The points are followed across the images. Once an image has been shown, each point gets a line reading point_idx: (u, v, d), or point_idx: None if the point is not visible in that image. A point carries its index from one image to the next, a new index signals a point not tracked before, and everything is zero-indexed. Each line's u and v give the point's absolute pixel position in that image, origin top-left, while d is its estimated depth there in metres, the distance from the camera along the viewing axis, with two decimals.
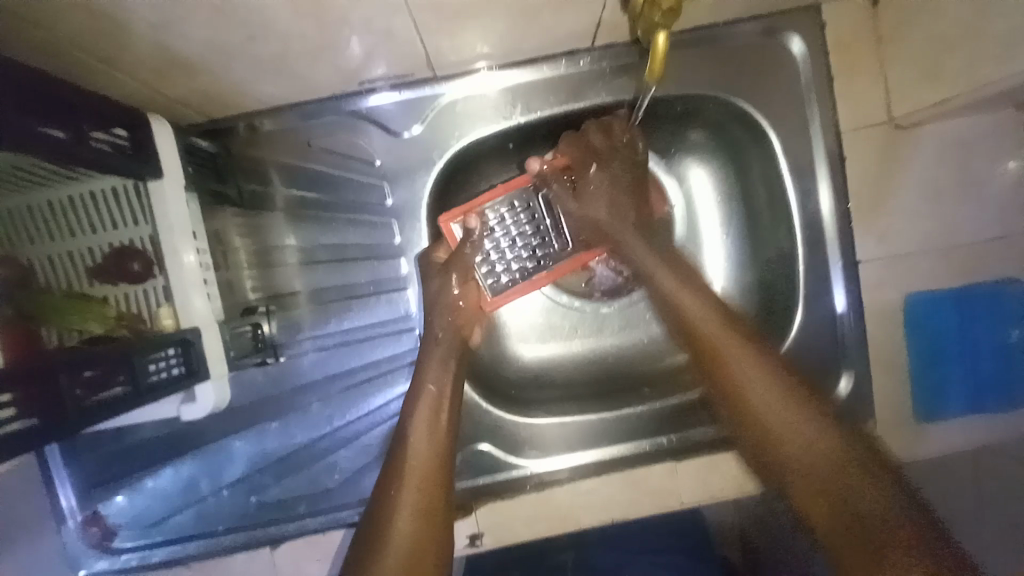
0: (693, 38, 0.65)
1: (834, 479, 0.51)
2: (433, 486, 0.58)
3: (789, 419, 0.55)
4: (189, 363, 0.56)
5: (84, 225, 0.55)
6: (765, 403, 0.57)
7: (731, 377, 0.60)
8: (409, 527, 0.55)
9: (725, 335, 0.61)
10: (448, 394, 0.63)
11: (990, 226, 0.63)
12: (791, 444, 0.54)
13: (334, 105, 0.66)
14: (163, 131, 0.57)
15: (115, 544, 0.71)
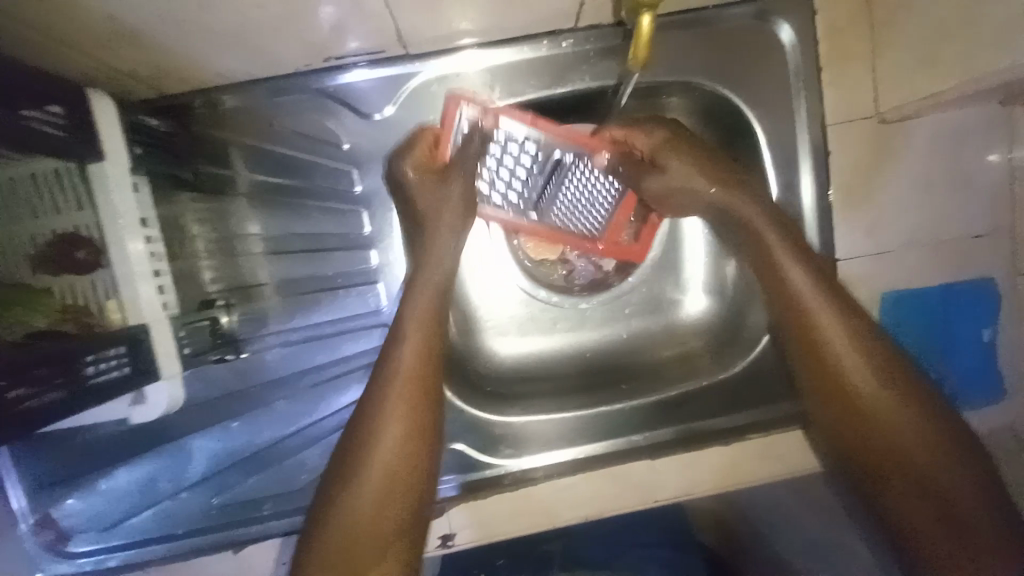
0: (680, 20, 0.62)
1: (922, 442, 0.56)
2: (411, 441, 0.58)
3: (902, 411, 0.57)
4: (139, 361, 0.53)
5: (23, 209, 0.50)
6: (865, 373, 0.58)
7: (840, 367, 0.58)
8: (385, 480, 0.57)
9: (836, 324, 0.59)
10: (425, 351, 0.60)
11: (974, 222, 0.63)
12: (882, 410, 0.57)
13: (299, 82, 0.60)
14: (103, 107, 0.52)
15: (71, 547, 0.67)
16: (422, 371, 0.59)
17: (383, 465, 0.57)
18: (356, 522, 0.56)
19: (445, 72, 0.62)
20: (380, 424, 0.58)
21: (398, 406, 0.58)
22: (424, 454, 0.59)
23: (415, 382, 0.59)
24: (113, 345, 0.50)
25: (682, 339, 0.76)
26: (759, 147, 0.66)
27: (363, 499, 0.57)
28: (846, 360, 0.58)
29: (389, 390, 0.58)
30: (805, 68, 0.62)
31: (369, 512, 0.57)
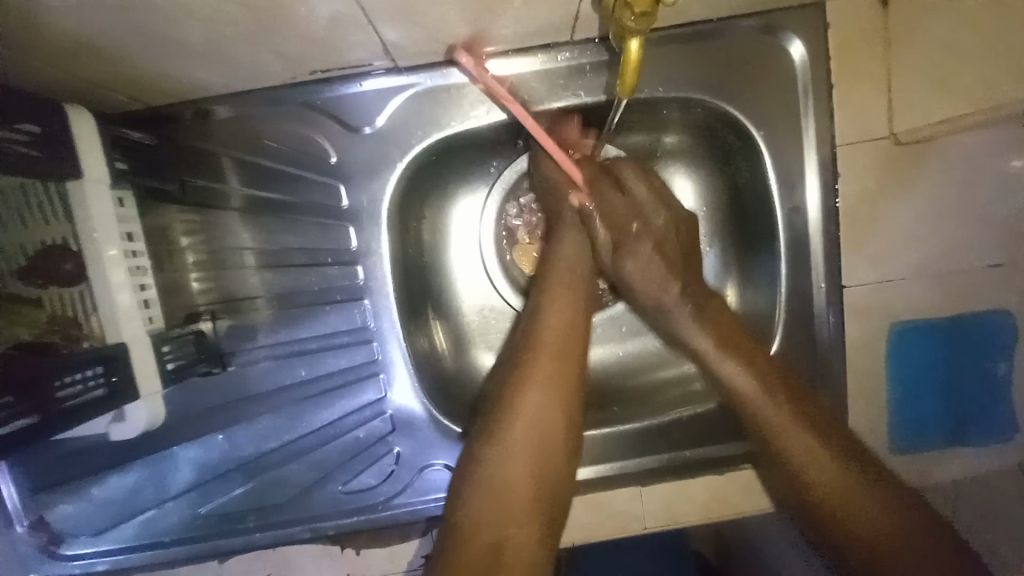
0: (680, 34, 0.59)
1: (873, 504, 0.55)
2: (560, 403, 0.59)
3: (851, 480, 0.56)
4: (116, 381, 0.53)
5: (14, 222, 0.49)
6: (802, 432, 0.58)
7: (784, 445, 0.58)
8: (531, 438, 0.57)
9: (771, 398, 0.60)
10: (574, 317, 0.63)
11: (992, 253, 0.59)
12: (827, 470, 0.57)
13: (287, 94, 0.60)
14: (82, 120, 0.51)
15: (63, 550, 0.67)
16: (569, 334, 0.61)
17: (525, 428, 0.57)
18: (502, 480, 0.56)
19: (438, 88, 0.61)
20: (525, 383, 0.59)
21: (543, 372, 0.59)
22: (573, 417, 0.59)
23: (563, 345, 0.61)
24: (89, 366, 0.50)
25: (675, 362, 0.73)
26: (764, 168, 0.62)
27: (508, 458, 0.56)
28: (780, 423, 0.59)
29: (532, 359, 0.60)
30: (815, 86, 0.59)
31: (515, 472, 0.56)
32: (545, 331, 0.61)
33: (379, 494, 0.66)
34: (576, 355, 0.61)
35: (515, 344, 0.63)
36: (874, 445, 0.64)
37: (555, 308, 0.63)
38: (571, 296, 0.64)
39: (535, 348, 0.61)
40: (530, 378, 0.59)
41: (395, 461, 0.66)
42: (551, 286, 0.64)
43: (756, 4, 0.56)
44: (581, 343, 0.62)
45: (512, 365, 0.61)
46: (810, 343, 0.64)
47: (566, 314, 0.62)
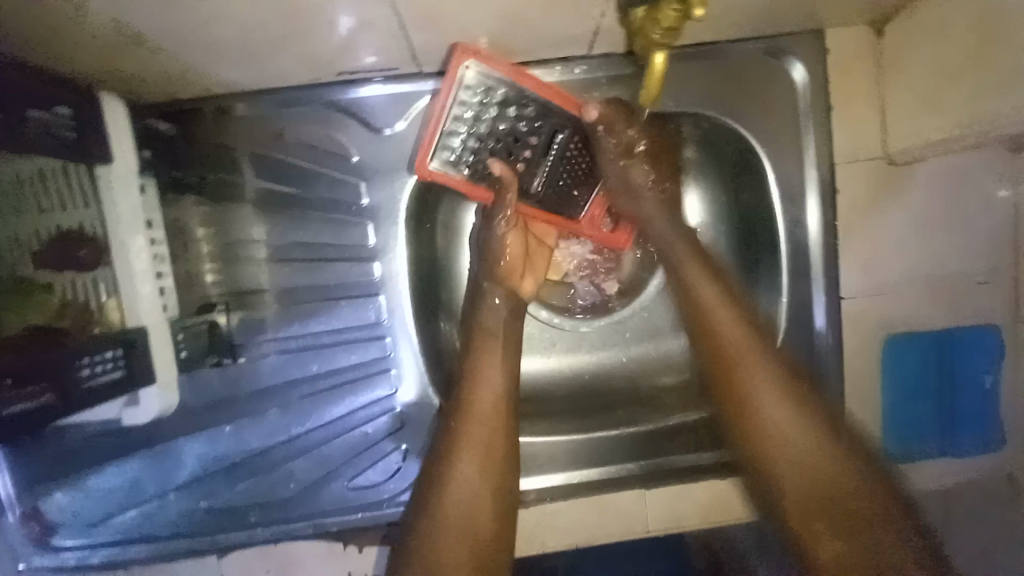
0: (692, 53, 0.62)
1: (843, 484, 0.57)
2: (488, 478, 0.60)
3: (814, 456, 0.58)
4: (133, 364, 0.54)
5: (30, 206, 0.50)
6: (777, 408, 0.60)
7: (757, 408, 0.61)
8: (461, 514, 0.59)
9: (750, 362, 0.61)
10: (502, 386, 0.63)
11: (978, 268, 0.62)
12: (793, 442, 0.58)
13: (313, 93, 0.62)
14: (114, 109, 0.54)
15: (55, 542, 0.66)
16: (496, 407, 0.62)
17: (457, 497, 0.59)
18: (436, 564, 0.57)
19: None
20: (455, 462, 0.60)
21: (472, 439, 0.61)
22: (502, 493, 0.61)
23: (491, 419, 0.61)
24: (108, 348, 0.50)
25: (680, 367, 0.75)
26: (767, 181, 0.65)
27: (442, 537, 0.58)
28: (759, 397, 0.60)
29: (460, 427, 0.61)
30: (816, 107, 0.63)
31: (450, 552, 0.57)
32: (473, 406, 0.62)
33: (384, 492, 0.66)
34: (503, 428, 0.62)
35: (444, 419, 0.63)
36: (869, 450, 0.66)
37: (485, 382, 0.63)
38: (501, 369, 0.64)
39: (461, 426, 0.61)
40: (456, 454, 0.60)
41: (402, 457, 0.66)
42: (486, 347, 0.64)
43: (763, 30, 0.60)
44: (509, 416, 0.63)
45: (441, 441, 0.62)
46: (808, 350, 0.67)
47: (494, 388, 0.63)
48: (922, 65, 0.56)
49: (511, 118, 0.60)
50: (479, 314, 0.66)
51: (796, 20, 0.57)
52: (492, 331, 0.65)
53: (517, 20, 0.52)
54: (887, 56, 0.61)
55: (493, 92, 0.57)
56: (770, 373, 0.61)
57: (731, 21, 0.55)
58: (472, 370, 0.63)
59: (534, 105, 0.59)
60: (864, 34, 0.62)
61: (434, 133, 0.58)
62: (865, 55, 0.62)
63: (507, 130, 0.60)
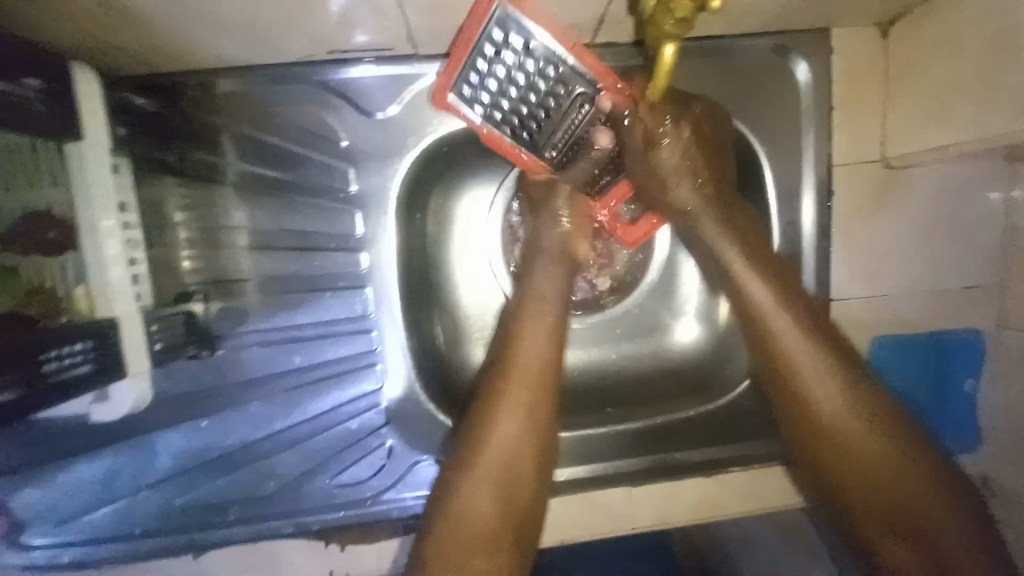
0: (696, 47, 0.61)
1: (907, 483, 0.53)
2: (525, 439, 0.58)
3: (881, 456, 0.54)
4: (105, 358, 0.50)
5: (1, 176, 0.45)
6: (841, 404, 0.56)
7: (816, 408, 0.56)
8: (494, 473, 0.57)
9: (812, 357, 0.57)
10: (546, 348, 0.60)
11: (967, 275, 0.63)
12: (858, 439, 0.55)
13: (301, 73, 0.59)
14: (88, 82, 0.49)
15: (25, 539, 0.62)
16: (541, 367, 0.60)
17: (495, 454, 0.57)
18: (467, 518, 0.55)
19: None
20: (491, 420, 0.58)
21: (516, 400, 0.58)
22: (537, 457, 0.58)
23: (534, 379, 0.59)
24: (77, 340, 0.47)
25: (671, 365, 0.75)
26: (766, 181, 0.64)
27: (472, 494, 0.56)
28: (820, 393, 0.56)
29: (503, 385, 0.59)
30: (818, 107, 0.62)
31: (479, 509, 0.56)
32: (516, 365, 0.60)
33: (368, 489, 0.64)
34: (546, 389, 0.59)
35: (486, 373, 0.61)
36: None
37: (528, 341, 0.61)
38: (547, 328, 0.61)
39: (502, 382, 0.59)
40: (497, 411, 0.58)
41: (388, 454, 0.65)
42: (527, 308, 0.63)
43: (770, 26, 0.59)
44: (553, 378, 0.60)
45: (480, 397, 0.60)
46: None
47: (539, 347, 0.60)
48: (928, 69, 0.55)
49: (542, 73, 0.57)
50: (531, 279, 0.64)
51: (804, 17, 0.56)
52: (541, 293, 0.63)
53: None
54: (891, 59, 0.60)
55: (529, 40, 0.54)
56: (830, 365, 0.57)
57: (739, 16, 0.54)
58: (517, 329, 0.61)
59: (569, 69, 0.57)
60: (870, 35, 0.61)
61: (457, 66, 0.57)
62: (870, 57, 0.61)
63: (535, 85, 0.58)
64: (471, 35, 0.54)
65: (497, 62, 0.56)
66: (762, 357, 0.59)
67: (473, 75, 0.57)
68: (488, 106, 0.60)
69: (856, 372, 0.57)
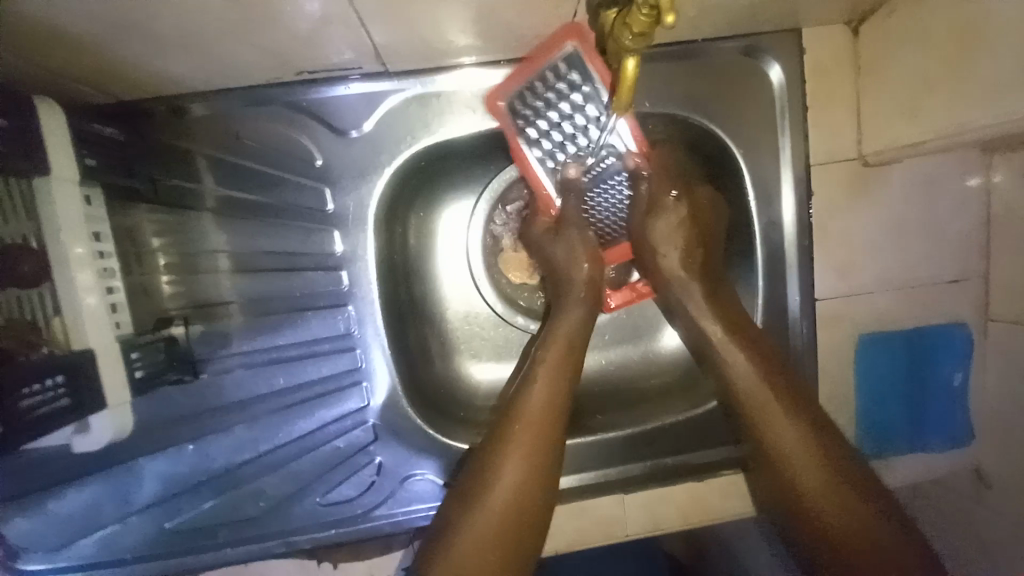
0: (667, 52, 0.61)
1: (854, 530, 0.53)
2: (533, 486, 0.56)
3: (832, 499, 0.54)
4: (81, 391, 0.50)
5: None
6: (785, 425, 0.58)
7: (772, 445, 0.58)
8: (501, 522, 0.54)
9: (769, 396, 0.59)
10: (556, 393, 0.59)
11: (948, 268, 0.63)
12: (800, 462, 0.56)
13: (273, 94, 0.59)
14: (52, 112, 0.49)
15: (22, 564, 0.63)
16: (553, 411, 0.58)
17: (499, 503, 0.55)
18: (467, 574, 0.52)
19: (428, 94, 0.61)
20: (500, 465, 0.56)
21: (522, 446, 0.57)
22: (543, 507, 0.56)
23: (542, 425, 0.57)
24: (46, 377, 0.46)
25: (659, 369, 0.75)
26: (743, 181, 0.64)
27: (474, 547, 0.53)
28: (766, 415, 0.59)
29: (513, 429, 0.57)
30: (793, 107, 0.62)
31: (483, 563, 0.53)
32: (528, 408, 0.58)
33: (358, 507, 0.64)
34: (555, 437, 0.58)
35: (496, 418, 0.60)
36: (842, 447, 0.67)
37: (540, 385, 0.59)
38: (557, 375, 0.60)
39: (513, 427, 0.58)
40: (502, 458, 0.56)
41: (377, 471, 0.64)
42: (545, 353, 0.61)
43: (738, 28, 0.58)
44: (560, 426, 0.58)
45: (490, 442, 0.58)
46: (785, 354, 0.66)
47: (551, 393, 0.59)
48: (898, 66, 0.55)
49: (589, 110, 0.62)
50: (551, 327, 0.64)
51: (772, 17, 0.56)
52: (555, 336, 0.62)
53: (484, 18, 0.49)
54: (863, 56, 0.60)
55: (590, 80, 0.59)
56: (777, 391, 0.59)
57: (706, 20, 0.54)
58: (528, 373, 0.60)
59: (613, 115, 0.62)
60: (841, 32, 0.61)
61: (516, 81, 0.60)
62: (841, 54, 0.61)
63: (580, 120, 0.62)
64: (540, 55, 0.58)
65: (557, 89, 0.60)
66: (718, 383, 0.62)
67: (525, 93, 0.60)
68: (530, 123, 0.63)
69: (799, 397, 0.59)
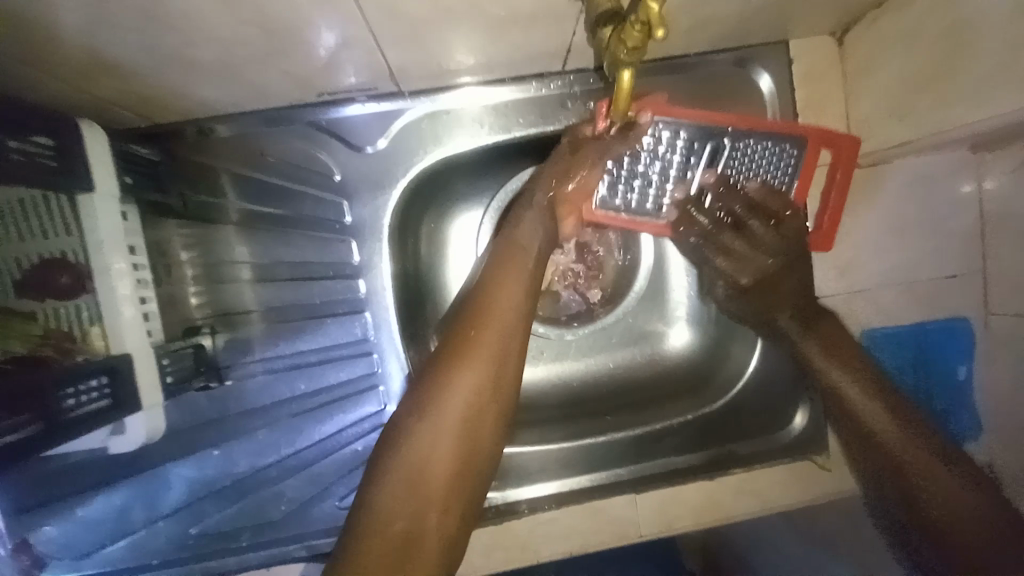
0: (663, 65, 0.64)
1: (937, 485, 0.56)
2: (492, 389, 0.56)
3: (913, 460, 0.58)
4: (118, 394, 0.53)
5: (12, 234, 0.50)
6: (867, 403, 0.62)
7: (845, 405, 0.63)
8: (460, 423, 0.55)
9: (837, 362, 0.64)
10: (523, 297, 0.60)
11: (948, 263, 0.65)
12: (888, 443, 0.59)
13: (293, 115, 0.63)
14: (95, 134, 0.52)
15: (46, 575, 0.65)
16: (515, 312, 0.59)
17: (460, 404, 0.55)
18: (425, 465, 0.53)
19: (437, 111, 0.65)
20: (460, 367, 0.56)
21: (487, 348, 0.57)
22: (503, 405, 0.57)
23: (507, 328, 0.58)
24: (92, 377, 0.49)
25: (667, 369, 0.77)
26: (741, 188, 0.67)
27: (431, 449, 0.54)
28: (858, 408, 0.62)
29: (474, 332, 0.57)
30: (784, 114, 0.65)
31: (436, 465, 0.54)
32: (491, 312, 0.58)
33: None
34: (518, 346, 0.58)
35: (458, 318, 0.59)
36: None
37: (505, 291, 0.60)
38: (520, 283, 0.60)
39: (474, 326, 0.58)
40: (467, 361, 0.56)
41: None
42: (506, 262, 0.61)
43: (728, 42, 0.62)
44: (523, 335, 0.59)
45: (450, 340, 0.58)
46: (789, 353, 0.69)
47: (516, 299, 0.59)
48: (882, 71, 0.58)
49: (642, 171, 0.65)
50: (515, 225, 0.63)
51: (760, 30, 0.60)
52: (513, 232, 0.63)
53: (489, 37, 0.53)
54: (849, 63, 0.63)
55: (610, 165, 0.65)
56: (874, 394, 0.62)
57: (697, 35, 0.57)
58: (493, 280, 0.60)
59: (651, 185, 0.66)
60: (827, 42, 0.64)
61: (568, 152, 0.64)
62: (827, 64, 0.64)
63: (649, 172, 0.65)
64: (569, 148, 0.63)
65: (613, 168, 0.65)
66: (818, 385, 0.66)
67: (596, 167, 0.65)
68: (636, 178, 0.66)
69: (891, 392, 0.61)
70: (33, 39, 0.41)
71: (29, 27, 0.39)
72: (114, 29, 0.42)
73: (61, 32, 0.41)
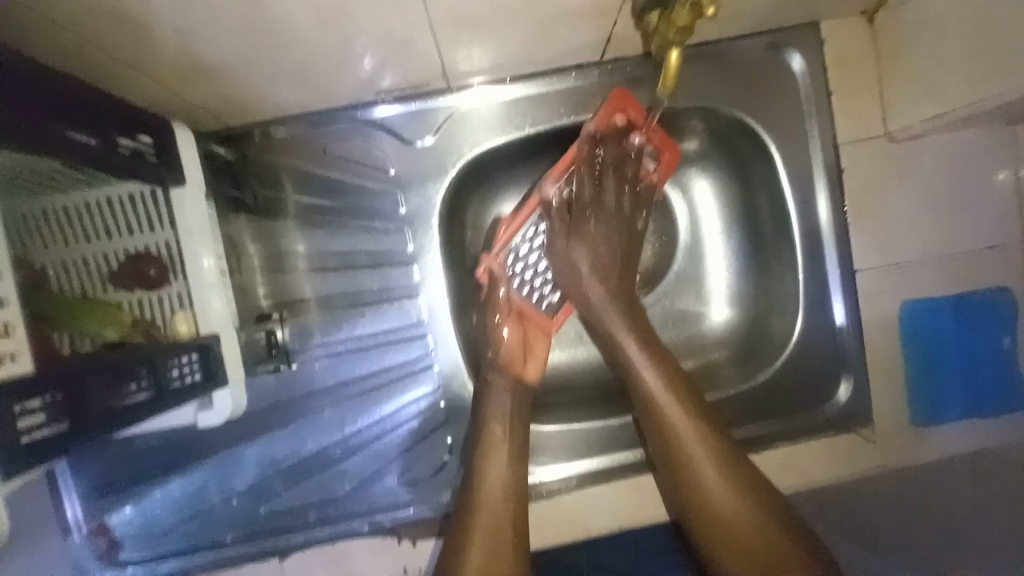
0: (699, 52, 0.67)
1: (760, 523, 0.61)
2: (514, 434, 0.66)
3: (726, 491, 0.62)
4: (209, 369, 0.58)
5: (101, 230, 0.55)
6: (689, 432, 0.64)
7: (663, 423, 0.65)
8: (501, 463, 0.64)
9: (666, 392, 0.66)
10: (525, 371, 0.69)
11: (988, 234, 0.66)
12: (707, 478, 0.63)
13: (350, 114, 0.67)
14: (185, 138, 0.58)
15: (121, 556, 0.69)
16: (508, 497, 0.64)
17: (498, 452, 0.65)
18: (484, 504, 0.63)
19: (482, 104, 0.69)
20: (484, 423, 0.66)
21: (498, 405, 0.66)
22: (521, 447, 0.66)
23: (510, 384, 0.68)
24: (186, 353, 0.54)
25: (706, 351, 0.79)
26: (777, 168, 0.69)
27: (488, 489, 0.64)
28: (679, 427, 0.65)
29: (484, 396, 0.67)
30: (818, 94, 0.68)
31: (500, 508, 0.63)
32: (480, 496, 0.64)
33: (432, 484, 0.69)
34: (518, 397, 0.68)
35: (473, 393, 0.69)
36: (896, 419, 0.70)
37: (495, 459, 0.65)
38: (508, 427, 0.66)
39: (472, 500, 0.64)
40: (484, 419, 0.66)
41: (449, 449, 0.70)
42: (506, 328, 0.70)
43: (762, 27, 0.65)
44: (518, 505, 0.64)
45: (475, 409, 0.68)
46: (830, 330, 0.70)
47: (504, 475, 0.64)
48: (915, 46, 0.60)
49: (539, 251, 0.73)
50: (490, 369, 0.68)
51: (793, 13, 0.62)
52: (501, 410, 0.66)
53: (540, 30, 0.56)
54: (879, 43, 0.65)
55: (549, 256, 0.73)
56: (720, 460, 0.64)
57: (734, 20, 0.60)
58: (484, 438, 0.65)
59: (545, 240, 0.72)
60: (857, 23, 0.66)
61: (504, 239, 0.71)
62: (859, 43, 0.67)
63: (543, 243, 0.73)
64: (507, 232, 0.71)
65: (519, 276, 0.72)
66: (659, 442, 0.66)
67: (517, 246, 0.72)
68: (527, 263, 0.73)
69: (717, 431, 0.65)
70: (144, 45, 0.46)
71: (144, 34, 0.44)
72: (215, 33, 0.46)
73: (170, 38, 0.45)
